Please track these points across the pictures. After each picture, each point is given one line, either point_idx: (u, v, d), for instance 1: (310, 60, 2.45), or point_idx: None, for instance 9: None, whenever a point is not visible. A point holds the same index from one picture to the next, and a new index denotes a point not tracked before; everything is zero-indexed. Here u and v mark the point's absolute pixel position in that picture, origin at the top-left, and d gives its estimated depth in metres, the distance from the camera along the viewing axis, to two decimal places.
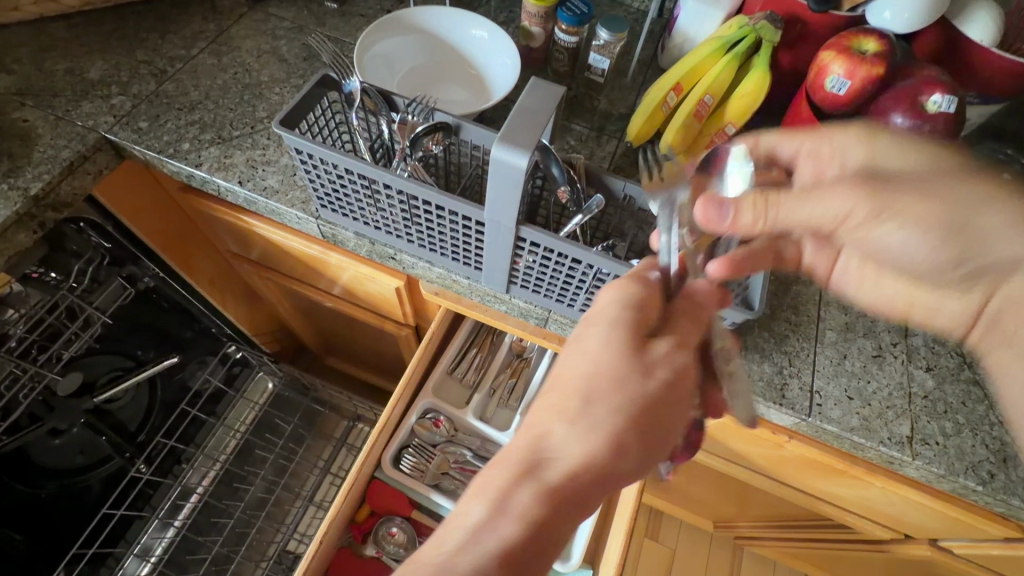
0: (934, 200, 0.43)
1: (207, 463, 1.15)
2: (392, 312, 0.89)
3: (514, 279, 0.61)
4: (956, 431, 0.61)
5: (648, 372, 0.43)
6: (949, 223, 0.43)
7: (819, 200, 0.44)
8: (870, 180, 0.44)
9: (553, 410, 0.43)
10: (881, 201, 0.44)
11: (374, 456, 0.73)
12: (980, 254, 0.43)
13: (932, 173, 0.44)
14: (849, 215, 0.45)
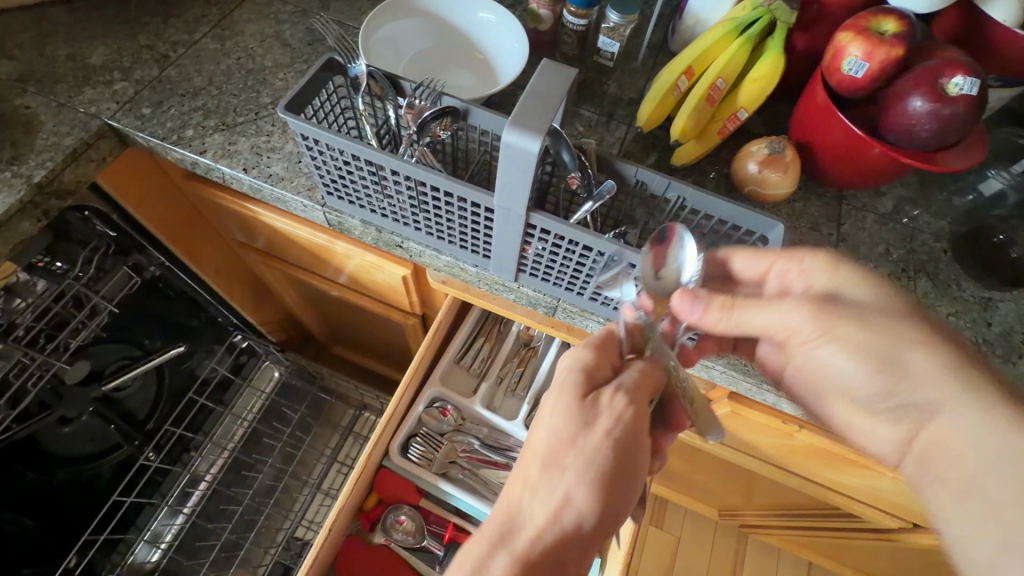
0: (874, 332, 0.47)
1: (215, 451, 1.16)
2: (399, 301, 0.89)
3: (523, 267, 0.60)
4: None
5: (595, 433, 0.46)
6: (883, 356, 0.47)
7: (775, 312, 0.50)
8: (823, 304, 0.49)
9: (522, 478, 0.47)
10: (828, 324, 0.49)
11: (381, 445, 0.72)
12: (904, 388, 0.47)
13: (879, 309, 0.48)
14: (798, 330, 0.50)
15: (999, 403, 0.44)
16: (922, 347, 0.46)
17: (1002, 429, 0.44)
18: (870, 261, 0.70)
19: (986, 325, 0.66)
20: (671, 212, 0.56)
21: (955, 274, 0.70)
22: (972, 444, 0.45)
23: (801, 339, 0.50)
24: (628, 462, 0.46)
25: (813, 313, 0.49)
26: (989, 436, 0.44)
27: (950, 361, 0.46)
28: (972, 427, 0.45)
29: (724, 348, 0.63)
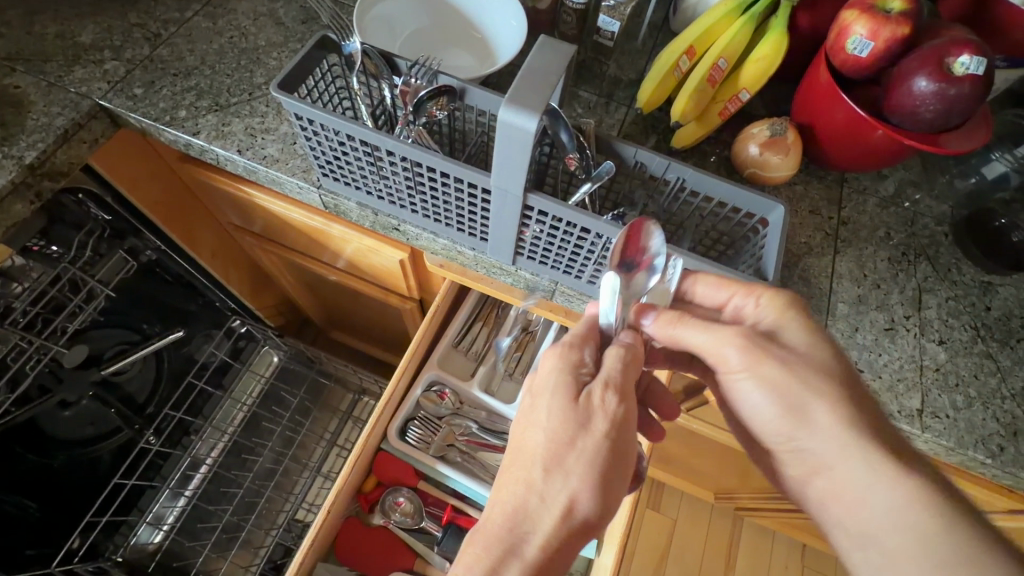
0: (796, 378, 0.47)
1: (215, 435, 1.16)
2: (396, 285, 0.89)
3: (521, 250, 0.60)
4: (967, 405, 0.60)
5: (589, 432, 0.45)
6: (794, 399, 0.47)
7: (712, 337, 0.48)
8: (757, 340, 0.48)
9: (520, 482, 0.46)
10: (756, 360, 0.47)
11: (380, 428, 0.72)
12: (813, 437, 0.47)
13: (807, 360, 0.47)
14: (728, 358, 0.48)
15: (889, 461, 0.44)
16: (826, 400, 0.46)
17: (899, 490, 0.43)
18: (870, 245, 0.69)
19: (984, 309, 0.66)
20: (670, 194, 0.56)
21: (955, 258, 0.69)
22: (865, 499, 0.44)
23: (728, 367, 0.49)
24: (622, 457, 0.46)
25: (742, 348, 0.47)
26: (879, 490, 0.43)
27: (863, 422, 0.46)
28: (863, 480, 0.44)
29: None
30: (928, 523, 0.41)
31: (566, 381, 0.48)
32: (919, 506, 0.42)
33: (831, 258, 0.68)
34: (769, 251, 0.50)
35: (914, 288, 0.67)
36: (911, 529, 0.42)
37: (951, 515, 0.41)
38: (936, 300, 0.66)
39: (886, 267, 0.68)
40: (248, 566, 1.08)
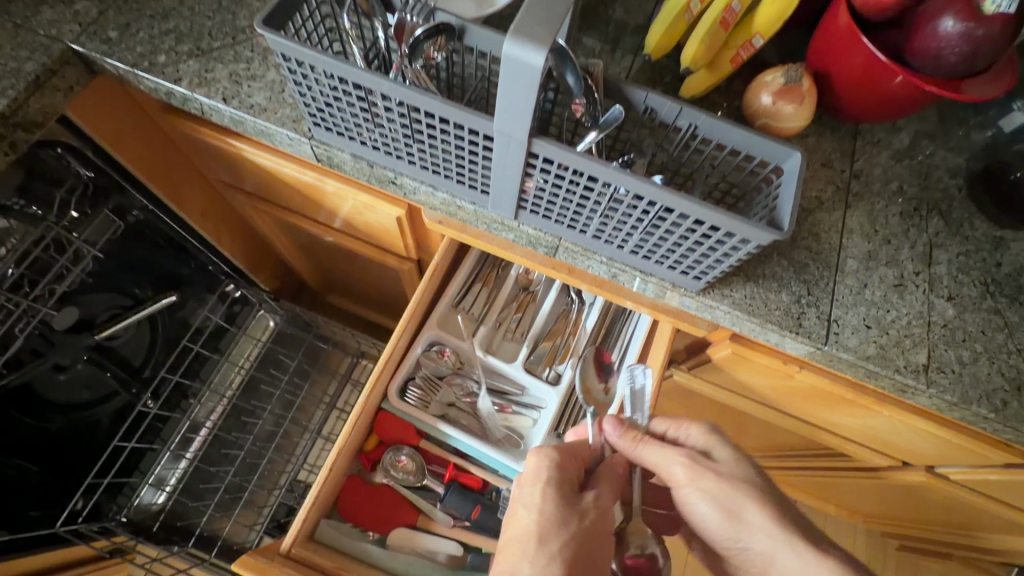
0: (729, 486, 0.55)
1: (214, 398, 1.16)
2: (394, 244, 0.86)
3: (523, 204, 0.58)
4: (973, 359, 0.60)
5: (577, 515, 0.53)
6: (728, 506, 0.54)
7: (659, 453, 0.57)
8: (697, 458, 0.56)
9: (517, 555, 0.50)
10: (696, 474, 0.56)
11: (379, 389, 0.72)
12: (749, 537, 0.54)
13: (738, 476, 0.56)
14: (674, 472, 0.56)
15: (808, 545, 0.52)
16: (758, 503, 0.54)
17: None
18: (882, 199, 0.67)
19: (995, 265, 0.65)
20: (681, 142, 0.53)
21: (968, 213, 0.67)
22: None
23: (673, 481, 0.57)
24: (598, 552, 0.51)
25: (685, 463, 0.56)
26: (805, 567, 0.50)
27: (792, 526, 0.53)
28: (794, 564, 0.51)
29: (730, 289, 0.60)
30: None
31: (554, 471, 0.55)
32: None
33: (841, 213, 0.66)
34: (784, 199, 0.48)
35: (925, 243, 0.65)
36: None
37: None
38: (947, 256, 0.65)
39: (897, 223, 0.66)
40: (252, 525, 1.09)
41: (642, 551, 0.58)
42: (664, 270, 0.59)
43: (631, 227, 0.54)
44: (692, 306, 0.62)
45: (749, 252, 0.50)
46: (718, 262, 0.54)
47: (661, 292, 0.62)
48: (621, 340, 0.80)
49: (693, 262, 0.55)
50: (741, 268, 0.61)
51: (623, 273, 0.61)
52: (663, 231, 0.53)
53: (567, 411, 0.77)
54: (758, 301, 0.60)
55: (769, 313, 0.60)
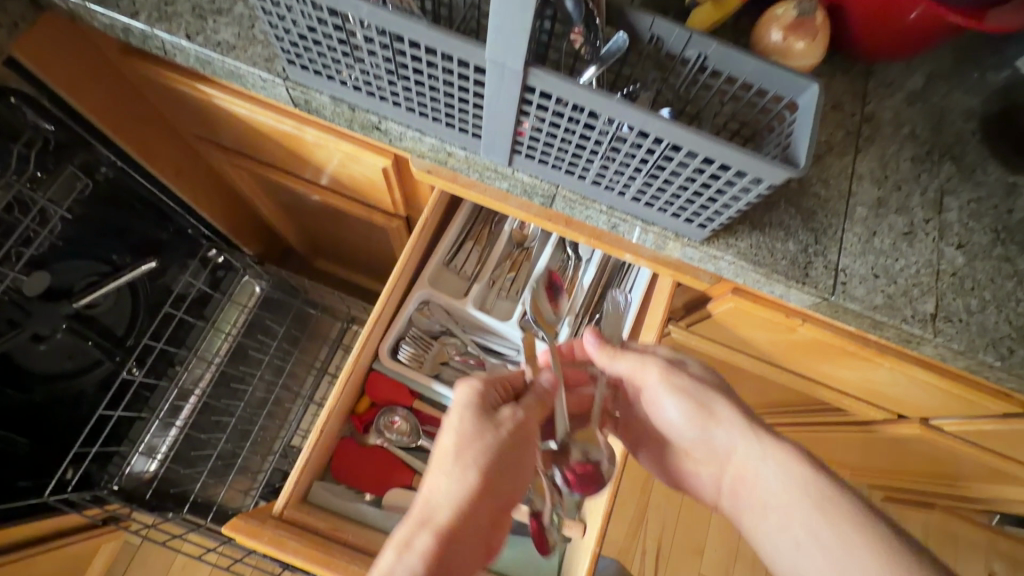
0: (698, 384, 0.57)
1: (201, 365, 1.13)
2: (380, 200, 0.82)
3: (518, 148, 0.54)
4: (981, 308, 0.58)
5: (498, 430, 0.49)
6: (698, 400, 0.56)
7: (635, 358, 0.60)
8: (670, 361, 0.59)
9: (434, 472, 0.46)
10: (669, 374, 0.58)
11: (369, 349, 0.69)
12: (716, 431, 0.55)
13: (705, 377, 0.58)
14: (647, 373, 0.59)
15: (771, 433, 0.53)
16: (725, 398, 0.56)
17: (780, 457, 0.50)
18: (893, 144, 0.64)
19: (1006, 212, 0.62)
20: (689, 76, 0.50)
21: (981, 157, 0.65)
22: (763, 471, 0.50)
23: (647, 382, 0.59)
24: (521, 462, 0.49)
25: (658, 365, 0.59)
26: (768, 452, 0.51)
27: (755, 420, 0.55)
28: (755, 451, 0.52)
29: (735, 238, 0.58)
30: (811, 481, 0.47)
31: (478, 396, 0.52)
32: (800, 468, 0.49)
33: (851, 158, 0.63)
34: (799, 135, 0.45)
35: (936, 189, 0.62)
36: (801, 491, 0.47)
37: (824, 472, 0.48)
38: (958, 203, 0.62)
39: (908, 168, 0.63)
40: (248, 489, 1.08)
41: (587, 457, 0.55)
42: (667, 219, 0.56)
43: (633, 170, 0.50)
44: (695, 256, 0.60)
45: (760, 195, 0.47)
46: (725, 207, 0.51)
47: (662, 243, 0.59)
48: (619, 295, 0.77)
49: (699, 208, 0.52)
50: (746, 216, 0.59)
51: (623, 222, 0.58)
52: (668, 174, 0.49)
53: None
54: (763, 250, 0.58)
55: (775, 263, 0.57)
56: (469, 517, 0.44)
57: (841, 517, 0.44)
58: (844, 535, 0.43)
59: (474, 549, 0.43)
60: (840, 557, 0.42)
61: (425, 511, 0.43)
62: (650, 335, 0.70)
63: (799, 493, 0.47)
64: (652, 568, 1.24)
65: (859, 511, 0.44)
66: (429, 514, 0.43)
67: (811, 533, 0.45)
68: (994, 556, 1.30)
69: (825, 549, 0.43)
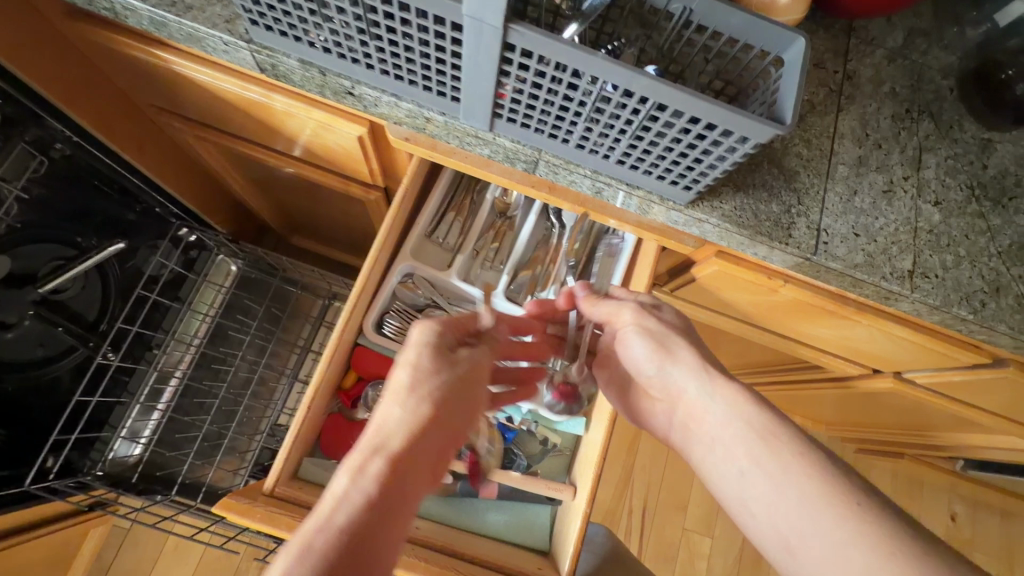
0: (663, 326, 0.57)
1: (180, 347, 1.10)
2: (357, 171, 0.79)
3: (499, 111, 0.52)
4: (955, 264, 0.60)
5: (454, 365, 0.50)
6: (661, 343, 0.56)
7: (613, 304, 0.60)
8: (645, 305, 0.59)
9: (389, 403, 0.46)
10: (642, 317, 0.58)
11: (354, 324, 0.68)
12: (670, 370, 0.54)
13: (675, 322, 0.58)
14: (624, 317, 0.59)
15: (718, 370, 0.52)
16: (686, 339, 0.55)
17: (728, 396, 0.49)
18: (874, 101, 0.64)
19: (981, 168, 0.63)
20: (673, 32, 0.49)
21: (958, 114, 0.65)
22: (711, 407, 0.50)
23: (622, 325, 0.59)
24: (472, 392, 0.51)
25: (635, 310, 0.59)
26: (714, 391, 0.50)
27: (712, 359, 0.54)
28: (704, 387, 0.51)
29: (719, 201, 0.57)
30: (758, 416, 0.47)
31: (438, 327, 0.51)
32: (750, 403, 0.48)
33: (834, 117, 0.62)
34: (785, 92, 0.44)
35: (915, 147, 0.63)
36: (746, 422, 0.47)
37: (773, 408, 0.48)
38: (936, 160, 0.63)
39: (888, 126, 0.63)
40: (236, 469, 1.05)
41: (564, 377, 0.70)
42: (652, 182, 0.55)
43: (618, 132, 0.49)
44: (680, 220, 0.59)
45: (746, 155, 0.47)
46: (710, 168, 0.50)
47: (647, 207, 0.59)
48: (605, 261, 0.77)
49: (685, 170, 0.51)
50: (731, 178, 0.58)
51: (608, 187, 0.57)
52: (653, 134, 0.48)
53: None
54: (748, 212, 0.57)
55: (759, 224, 0.57)
56: (422, 442, 0.45)
57: (780, 445, 0.44)
58: (782, 463, 0.43)
59: (429, 468, 0.45)
60: (780, 479, 0.43)
61: (378, 436, 0.44)
62: None
63: (744, 424, 0.47)
64: (638, 526, 1.29)
65: (797, 438, 0.45)
66: (385, 441, 0.44)
67: (751, 458, 0.45)
68: (955, 499, 1.38)
69: (766, 477, 0.43)
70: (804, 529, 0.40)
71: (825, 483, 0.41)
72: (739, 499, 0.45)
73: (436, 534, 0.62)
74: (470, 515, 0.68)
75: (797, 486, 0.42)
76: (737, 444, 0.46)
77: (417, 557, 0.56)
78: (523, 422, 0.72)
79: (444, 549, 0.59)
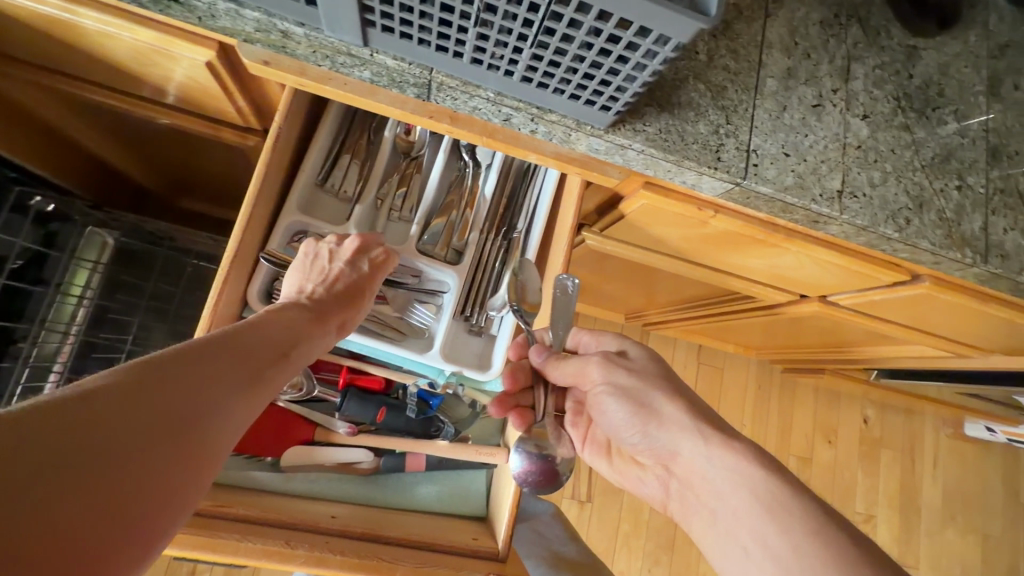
0: (639, 381, 0.54)
1: (54, 337, 0.93)
2: (224, 111, 0.65)
3: (369, 18, 0.41)
4: (883, 181, 0.57)
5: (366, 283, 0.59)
6: (639, 401, 0.53)
7: (577, 362, 0.55)
8: (610, 357, 0.55)
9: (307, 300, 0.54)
10: (611, 373, 0.54)
11: (235, 295, 0.57)
12: (658, 430, 0.53)
13: (653, 370, 0.55)
14: (590, 375, 0.55)
15: (716, 429, 0.51)
16: (667, 393, 0.53)
17: (728, 458, 0.49)
18: (803, 6, 0.58)
19: (907, 78, 0.60)
20: None
21: (885, 19, 0.61)
22: (710, 471, 0.49)
23: (590, 386, 0.55)
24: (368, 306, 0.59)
25: (601, 364, 0.54)
26: (714, 455, 0.49)
27: (702, 415, 0.52)
28: (703, 451, 0.50)
29: (642, 123, 0.51)
30: (762, 485, 0.46)
31: (382, 261, 0.60)
32: (751, 469, 0.47)
33: (762, 24, 0.56)
34: None
35: (844, 56, 0.58)
36: (750, 495, 0.46)
37: (776, 473, 0.46)
38: (864, 70, 0.59)
39: (817, 34, 0.58)
40: None
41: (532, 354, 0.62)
42: (566, 104, 0.47)
43: (516, 41, 0.40)
44: (601, 148, 0.52)
45: (668, 61, 0.40)
46: (629, 82, 0.43)
47: (565, 135, 0.51)
48: (526, 203, 0.69)
49: (600, 86, 0.44)
50: (654, 96, 0.51)
51: (516, 112, 0.49)
52: (559, 40, 0.40)
53: (474, 290, 0.67)
54: (673, 135, 0.51)
55: (686, 147, 0.51)
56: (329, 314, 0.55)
57: (792, 524, 0.43)
58: (793, 542, 0.42)
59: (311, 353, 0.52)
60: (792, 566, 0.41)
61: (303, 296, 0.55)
62: (561, 244, 0.64)
63: (748, 499, 0.46)
64: (586, 467, 1.31)
65: (807, 510, 0.44)
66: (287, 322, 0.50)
67: (762, 543, 0.44)
68: (868, 404, 1.49)
69: (776, 558, 0.42)
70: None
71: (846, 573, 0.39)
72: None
73: (356, 520, 0.55)
74: (398, 491, 0.63)
75: None
76: (743, 515, 0.46)
77: (330, 550, 0.49)
78: (447, 387, 0.64)
79: (363, 535, 0.52)
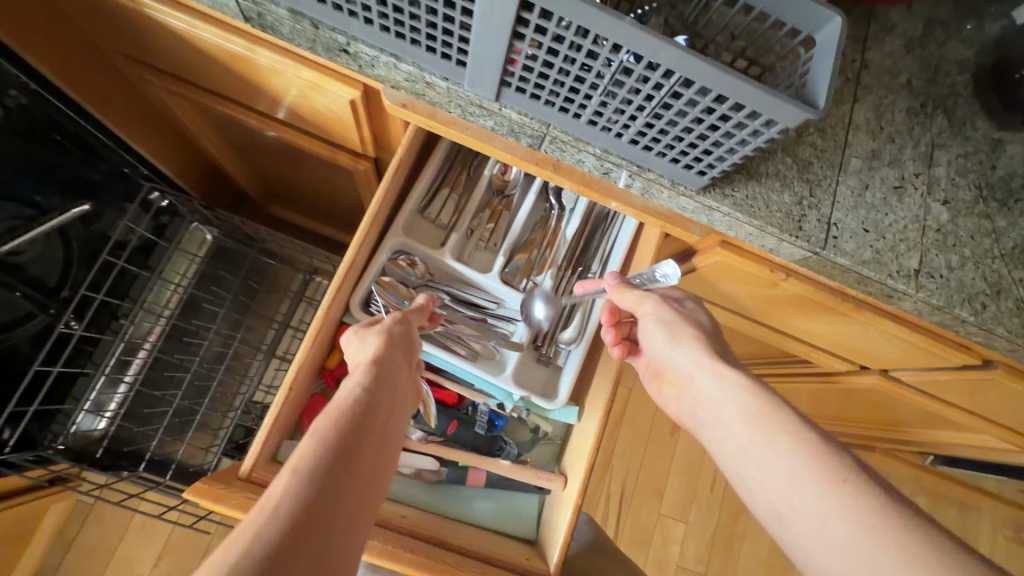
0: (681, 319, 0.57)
1: (149, 318, 1.03)
2: (346, 136, 0.74)
3: (507, 80, 0.49)
4: (960, 265, 0.59)
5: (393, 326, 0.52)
6: (674, 333, 0.56)
7: (635, 295, 0.58)
8: (666, 299, 0.58)
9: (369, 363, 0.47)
10: (661, 309, 0.58)
11: (340, 301, 0.63)
12: (683, 363, 0.55)
13: (698, 322, 0.57)
14: (643, 308, 0.58)
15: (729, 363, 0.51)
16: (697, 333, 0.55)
17: (731, 382, 0.49)
18: (890, 93, 0.62)
19: (989, 168, 0.62)
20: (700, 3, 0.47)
21: (971, 112, 0.63)
22: (713, 392, 0.50)
23: (641, 315, 0.59)
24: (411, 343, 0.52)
25: (657, 301, 0.58)
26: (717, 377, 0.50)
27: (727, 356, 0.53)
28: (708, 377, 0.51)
29: (731, 189, 0.55)
30: (752, 405, 0.47)
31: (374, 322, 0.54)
32: (747, 395, 0.47)
33: (849, 107, 0.60)
34: (817, 72, 0.42)
35: (928, 142, 0.61)
36: (741, 408, 0.47)
37: (772, 395, 0.47)
38: (947, 157, 0.61)
39: (903, 119, 0.61)
40: (208, 446, 1.00)
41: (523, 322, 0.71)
42: (664, 165, 0.52)
43: (634, 110, 0.46)
44: (689, 207, 0.57)
45: (771, 140, 0.44)
46: (731, 152, 0.47)
47: (658, 191, 0.56)
48: (604, 244, 0.75)
49: (700, 154, 0.49)
50: (743, 165, 0.56)
51: (615, 168, 0.54)
52: (673, 113, 0.45)
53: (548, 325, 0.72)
54: (759, 202, 0.55)
55: (770, 214, 0.55)
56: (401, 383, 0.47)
57: (773, 425, 0.44)
58: (773, 446, 0.43)
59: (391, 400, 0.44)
60: (772, 462, 0.42)
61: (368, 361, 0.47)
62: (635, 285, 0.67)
63: (741, 414, 0.47)
64: (615, 511, 1.30)
65: (786, 419, 0.44)
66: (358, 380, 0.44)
67: (746, 443, 0.45)
68: (918, 490, 1.42)
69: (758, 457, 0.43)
70: (797, 504, 0.39)
71: (806, 459, 0.41)
72: (742, 481, 0.45)
73: (421, 522, 0.60)
74: (458, 503, 0.67)
75: (785, 467, 0.41)
76: (733, 425, 0.47)
77: (401, 546, 0.52)
78: (514, 410, 0.70)
79: (430, 539, 0.57)
